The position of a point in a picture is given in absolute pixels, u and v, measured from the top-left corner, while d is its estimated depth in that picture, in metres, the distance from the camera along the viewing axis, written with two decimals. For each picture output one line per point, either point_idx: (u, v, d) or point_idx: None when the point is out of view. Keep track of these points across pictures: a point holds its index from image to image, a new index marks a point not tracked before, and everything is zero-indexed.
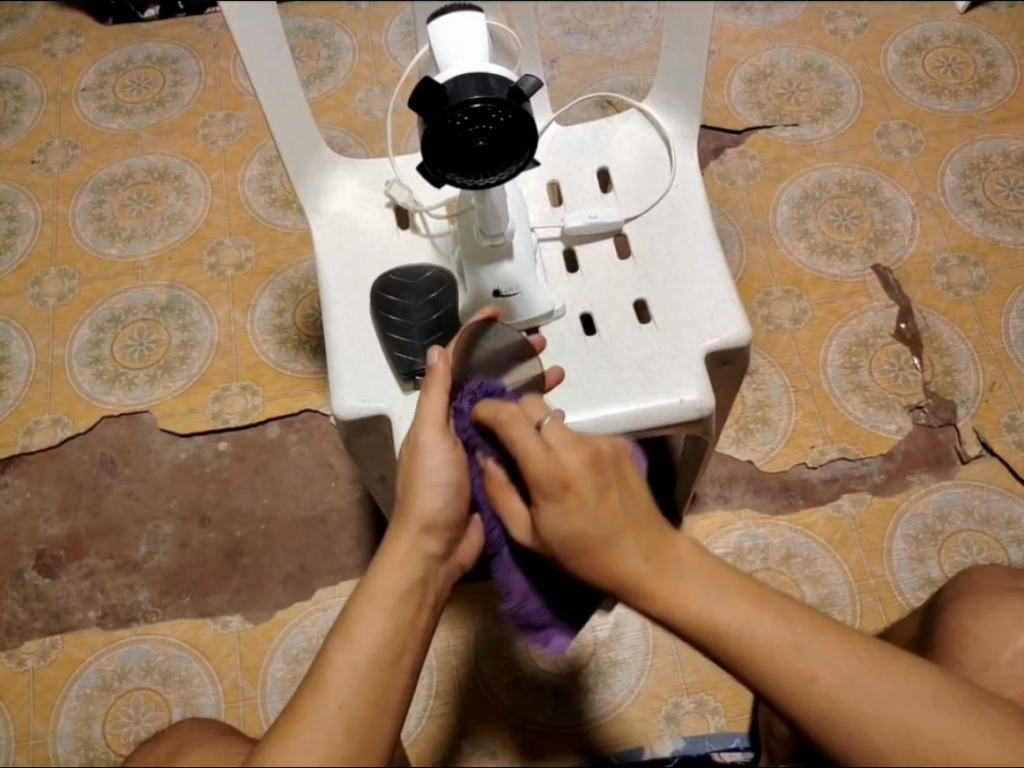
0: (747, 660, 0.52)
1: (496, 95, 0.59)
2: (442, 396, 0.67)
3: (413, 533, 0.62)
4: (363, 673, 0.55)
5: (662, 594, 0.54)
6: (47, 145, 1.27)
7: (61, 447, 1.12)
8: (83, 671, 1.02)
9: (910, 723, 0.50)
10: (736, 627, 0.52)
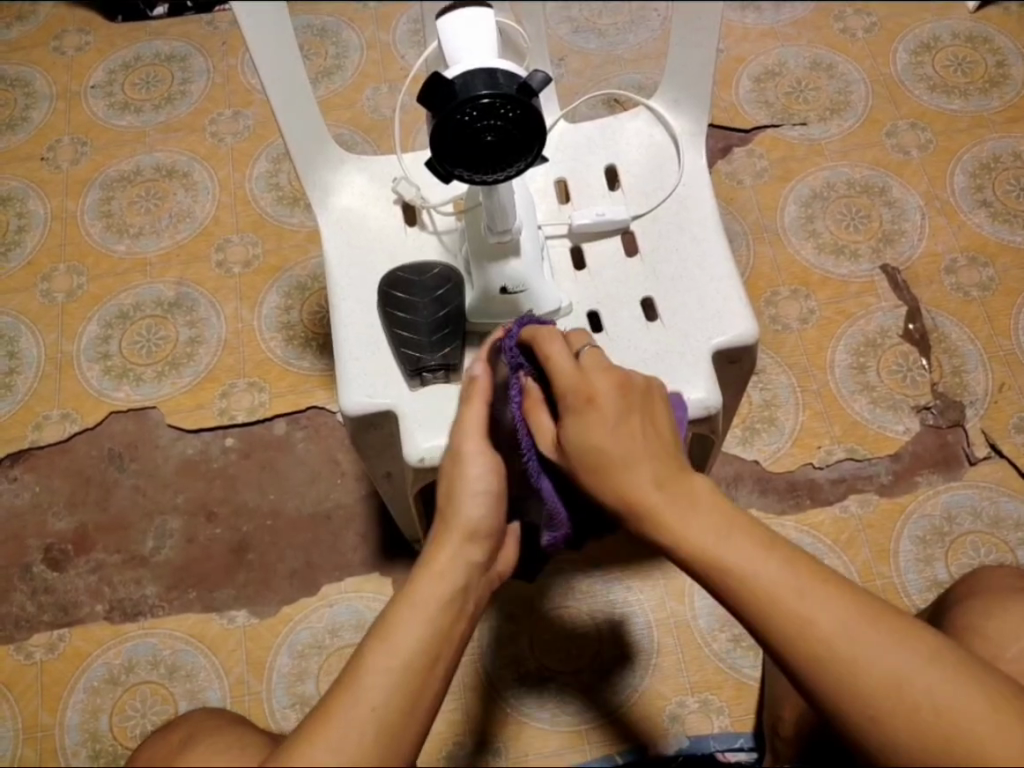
0: (743, 595, 0.54)
1: (506, 91, 0.59)
2: (484, 407, 0.68)
3: (452, 542, 0.63)
4: (397, 677, 0.56)
5: (664, 511, 0.56)
6: (56, 141, 1.27)
7: (70, 441, 1.12)
8: (90, 664, 1.02)
9: (900, 672, 0.51)
10: (739, 560, 0.54)
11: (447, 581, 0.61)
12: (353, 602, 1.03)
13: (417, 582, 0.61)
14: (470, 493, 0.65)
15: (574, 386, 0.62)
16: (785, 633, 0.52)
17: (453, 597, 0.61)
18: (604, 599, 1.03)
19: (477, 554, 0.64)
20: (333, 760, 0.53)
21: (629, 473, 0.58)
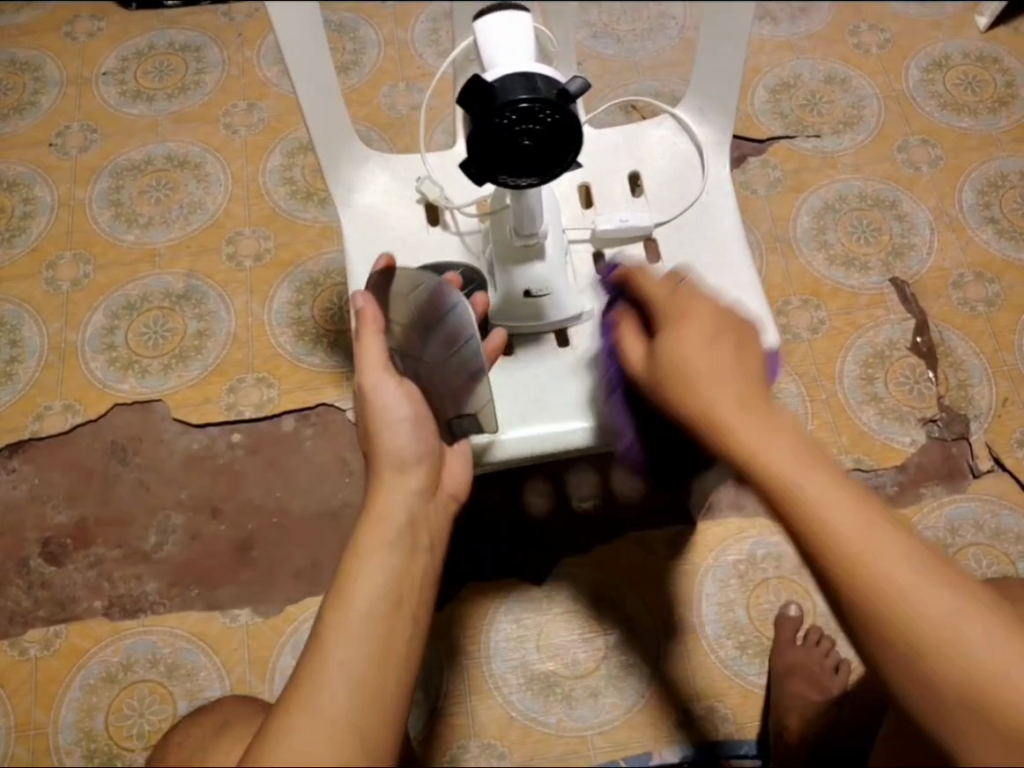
0: (849, 584, 0.54)
1: (545, 96, 0.58)
2: (381, 340, 0.66)
3: (394, 483, 0.63)
4: (369, 636, 0.56)
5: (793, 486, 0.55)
6: (65, 128, 1.25)
7: (72, 433, 1.11)
8: (87, 662, 1.01)
9: (949, 617, 0.53)
10: (864, 545, 0.54)
11: (390, 523, 0.61)
12: None
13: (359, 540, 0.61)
14: (392, 426, 0.65)
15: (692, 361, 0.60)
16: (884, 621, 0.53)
17: (399, 536, 0.61)
18: (612, 604, 1.03)
19: (416, 483, 0.64)
20: (311, 722, 0.53)
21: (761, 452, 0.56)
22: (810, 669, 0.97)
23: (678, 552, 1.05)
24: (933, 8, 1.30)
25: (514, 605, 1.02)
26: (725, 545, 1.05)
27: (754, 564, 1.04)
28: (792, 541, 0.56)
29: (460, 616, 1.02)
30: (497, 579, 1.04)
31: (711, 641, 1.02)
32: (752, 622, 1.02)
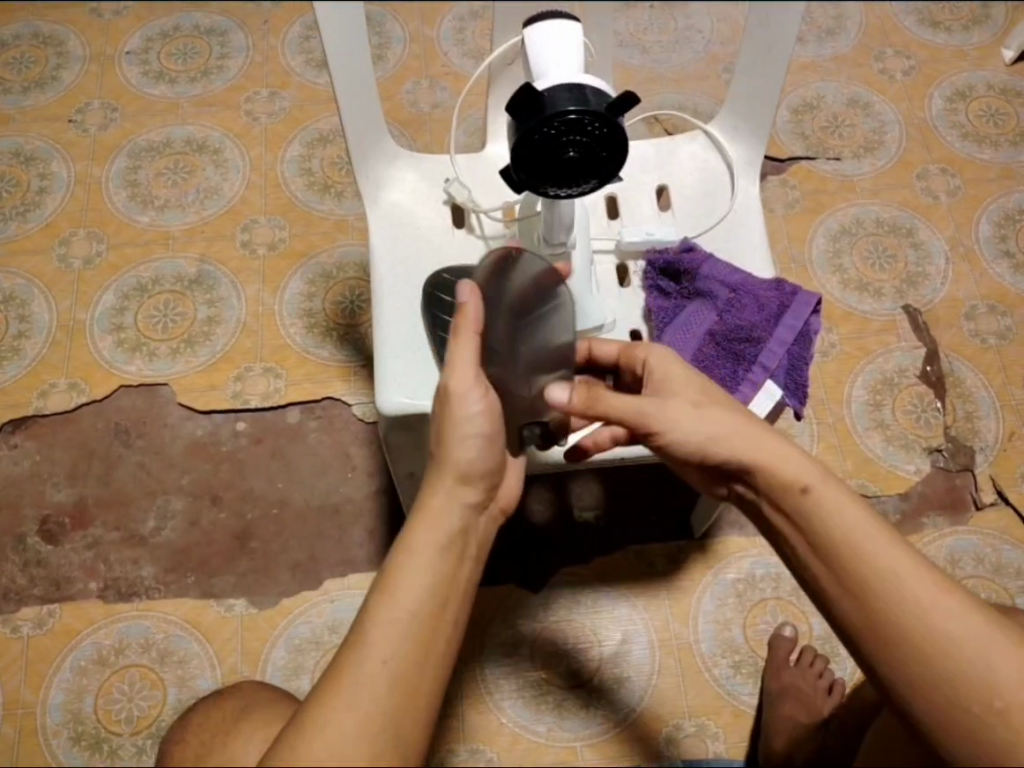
0: (900, 638, 0.59)
1: (594, 108, 0.58)
2: (473, 341, 0.63)
3: (446, 485, 0.63)
4: (406, 633, 0.58)
5: (846, 542, 0.61)
6: (86, 105, 1.25)
7: (75, 412, 1.10)
8: (79, 642, 1.01)
9: (921, 606, 0.59)
10: (925, 600, 0.59)
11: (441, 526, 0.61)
12: (355, 600, 1.02)
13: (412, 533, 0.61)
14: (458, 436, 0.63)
15: (725, 431, 0.65)
16: (937, 666, 0.59)
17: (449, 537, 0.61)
18: (607, 615, 1.03)
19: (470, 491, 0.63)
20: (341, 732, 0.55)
21: (808, 515, 0.62)
22: (804, 692, 0.96)
23: (677, 567, 1.05)
24: (959, 38, 1.31)
25: (511, 610, 1.03)
26: (725, 563, 1.05)
27: (753, 584, 1.04)
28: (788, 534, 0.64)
29: None
30: (496, 583, 1.04)
31: (705, 657, 1.02)
32: (748, 643, 1.02)
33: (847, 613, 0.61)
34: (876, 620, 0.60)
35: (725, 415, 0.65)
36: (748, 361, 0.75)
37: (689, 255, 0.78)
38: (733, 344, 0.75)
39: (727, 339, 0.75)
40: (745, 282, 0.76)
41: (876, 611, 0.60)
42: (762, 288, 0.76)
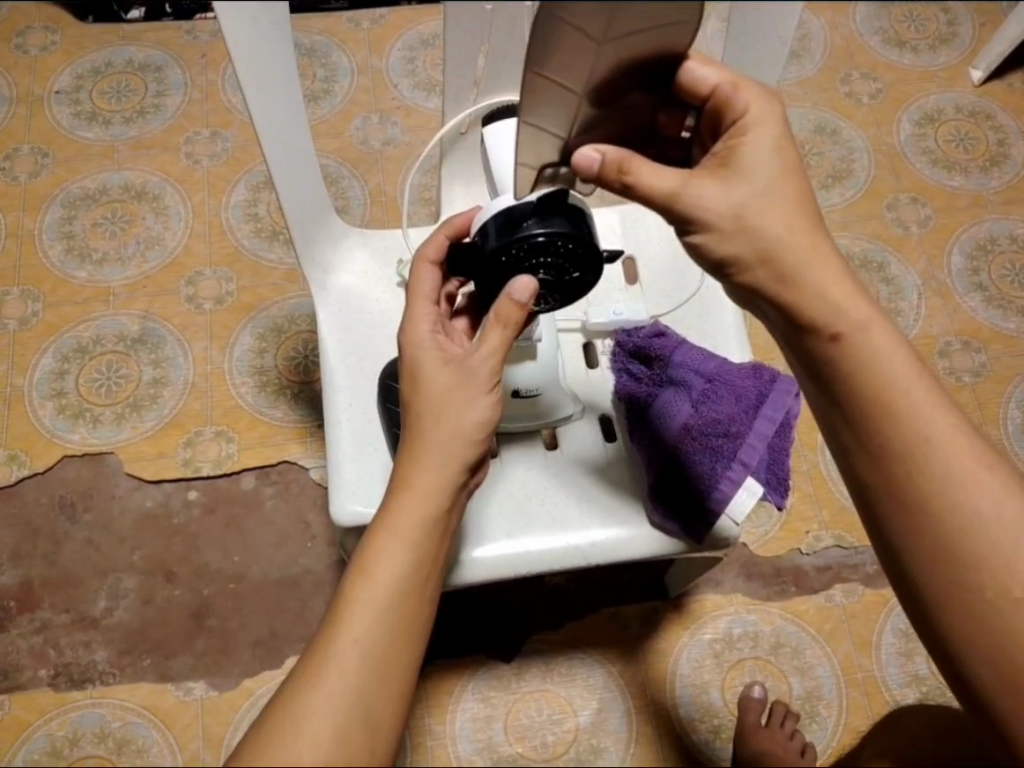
0: (986, 606, 0.59)
1: (561, 229, 0.58)
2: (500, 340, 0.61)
3: (391, 544, 0.57)
4: (337, 720, 0.53)
5: (955, 510, 0.59)
6: (14, 150, 1.17)
7: (16, 486, 1.04)
8: (31, 735, 0.96)
9: (928, 443, 0.58)
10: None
11: (384, 593, 0.56)
12: None
13: (349, 606, 0.56)
14: (426, 463, 0.59)
15: (830, 282, 0.57)
16: (998, 651, 0.59)
17: (390, 608, 0.56)
18: (582, 683, 1.01)
19: (425, 546, 0.58)
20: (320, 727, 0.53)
21: (848, 367, 0.58)
22: (779, 756, 0.93)
23: (652, 628, 1.02)
24: (926, 59, 1.27)
25: (484, 682, 1.00)
26: (702, 622, 1.03)
27: (730, 644, 1.02)
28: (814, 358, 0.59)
29: (427, 692, 0.99)
30: (468, 654, 1.01)
31: (684, 721, 1.00)
32: (727, 705, 1.01)
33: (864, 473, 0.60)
34: (956, 585, 0.59)
35: (862, 312, 0.58)
36: (727, 456, 0.74)
37: (661, 340, 0.78)
38: (711, 439, 0.75)
39: (705, 433, 0.75)
40: (720, 370, 0.76)
41: (966, 578, 0.59)
42: (737, 377, 0.76)
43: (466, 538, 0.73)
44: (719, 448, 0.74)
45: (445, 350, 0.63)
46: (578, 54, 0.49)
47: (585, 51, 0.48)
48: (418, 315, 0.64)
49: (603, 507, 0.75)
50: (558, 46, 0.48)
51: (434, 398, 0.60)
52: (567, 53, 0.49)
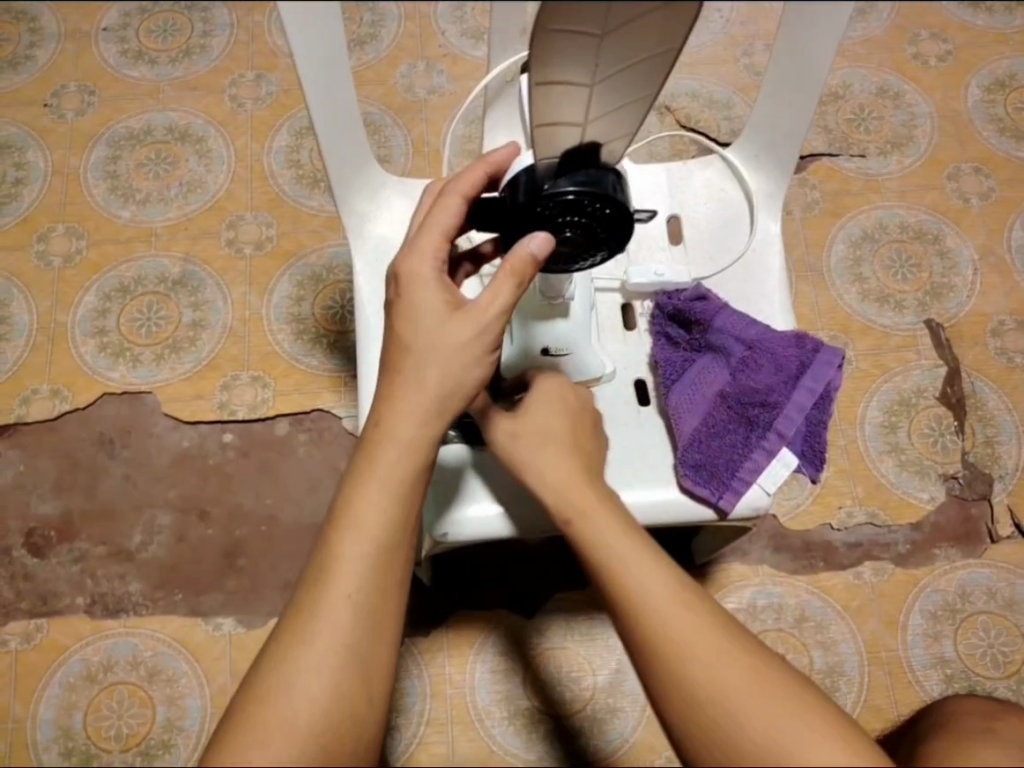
0: (707, 718, 0.52)
1: (590, 188, 0.56)
2: (513, 289, 0.59)
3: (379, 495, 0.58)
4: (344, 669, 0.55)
5: (644, 620, 0.55)
6: (62, 88, 1.17)
7: (58, 420, 1.07)
8: (67, 660, 1.00)
9: (619, 557, 0.57)
10: (745, 708, 0.52)
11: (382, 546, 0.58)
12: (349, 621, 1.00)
13: (341, 558, 0.57)
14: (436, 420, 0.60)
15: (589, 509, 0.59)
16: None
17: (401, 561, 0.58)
18: (602, 644, 1.01)
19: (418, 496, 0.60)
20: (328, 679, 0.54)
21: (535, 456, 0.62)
22: None
23: None
24: (1001, 20, 1.21)
25: (504, 638, 1.01)
26: (726, 591, 1.03)
27: (754, 615, 1.02)
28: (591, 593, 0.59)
29: (450, 643, 1.01)
30: (490, 607, 1.02)
31: None
32: None
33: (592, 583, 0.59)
34: (675, 699, 0.53)
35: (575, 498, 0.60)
36: (762, 427, 0.73)
37: (703, 305, 0.77)
38: (748, 409, 0.73)
39: (742, 401, 0.73)
40: (761, 337, 0.75)
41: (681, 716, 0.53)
42: (780, 346, 0.74)
43: (466, 495, 0.72)
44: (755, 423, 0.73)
45: (445, 295, 0.61)
46: (576, 50, 0.51)
47: (578, 45, 0.51)
48: (416, 261, 0.61)
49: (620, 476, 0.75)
50: (558, 48, 0.51)
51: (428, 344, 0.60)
52: (568, 54, 0.51)
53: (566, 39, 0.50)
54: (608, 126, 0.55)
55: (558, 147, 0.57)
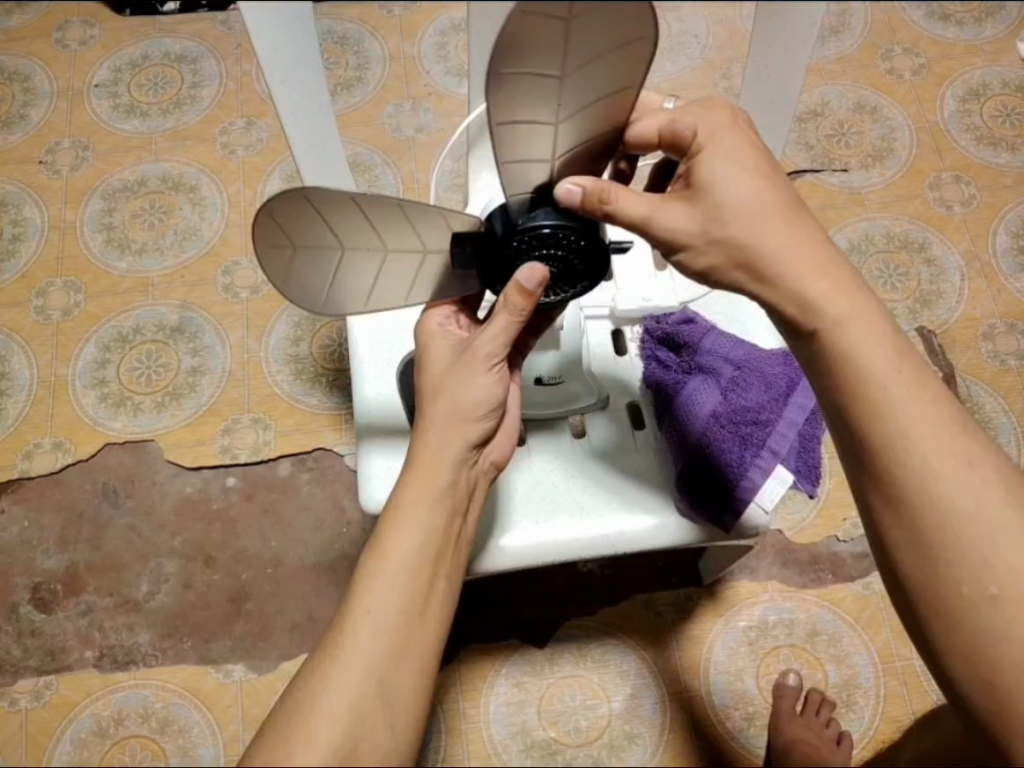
0: (924, 537, 0.57)
1: (567, 222, 0.57)
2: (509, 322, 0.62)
3: None
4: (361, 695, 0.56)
5: (891, 445, 0.57)
6: (55, 144, 1.18)
7: (60, 473, 1.07)
8: (78, 715, 0.99)
9: (868, 375, 0.57)
10: (1004, 570, 0.56)
11: (393, 567, 0.59)
12: None
13: None
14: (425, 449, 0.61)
15: (856, 334, 0.58)
16: (979, 642, 0.56)
17: (405, 588, 0.59)
18: (616, 671, 1.01)
19: (437, 524, 0.61)
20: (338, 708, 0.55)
21: (784, 255, 0.58)
22: (814, 745, 0.92)
23: (686, 616, 1.02)
24: (971, 32, 1.23)
25: (516, 670, 1.01)
26: (736, 610, 1.03)
27: (765, 631, 1.02)
28: (825, 379, 0.59)
29: (463, 676, 1.00)
30: (500, 640, 1.02)
31: (718, 709, 1.00)
32: (761, 693, 1.00)
33: (833, 383, 0.59)
34: (901, 518, 0.58)
35: (838, 307, 0.58)
36: (757, 444, 0.76)
37: (690, 328, 0.80)
38: (742, 426, 0.77)
39: (736, 419, 0.77)
40: (750, 357, 0.79)
41: (938, 567, 0.57)
42: (768, 364, 0.79)
43: (492, 528, 0.74)
44: (755, 434, 0.77)
45: (451, 338, 0.68)
46: (352, 275, 0.59)
47: (349, 278, 0.59)
48: (442, 312, 0.69)
49: (621, 498, 0.76)
50: (343, 286, 0.60)
51: (434, 378, 0.66)
52: (351, 278, 0.59)
53: (381, 226, 0.56)
54: (429, 236, 0.59)
55: (430, 270, 0.62)
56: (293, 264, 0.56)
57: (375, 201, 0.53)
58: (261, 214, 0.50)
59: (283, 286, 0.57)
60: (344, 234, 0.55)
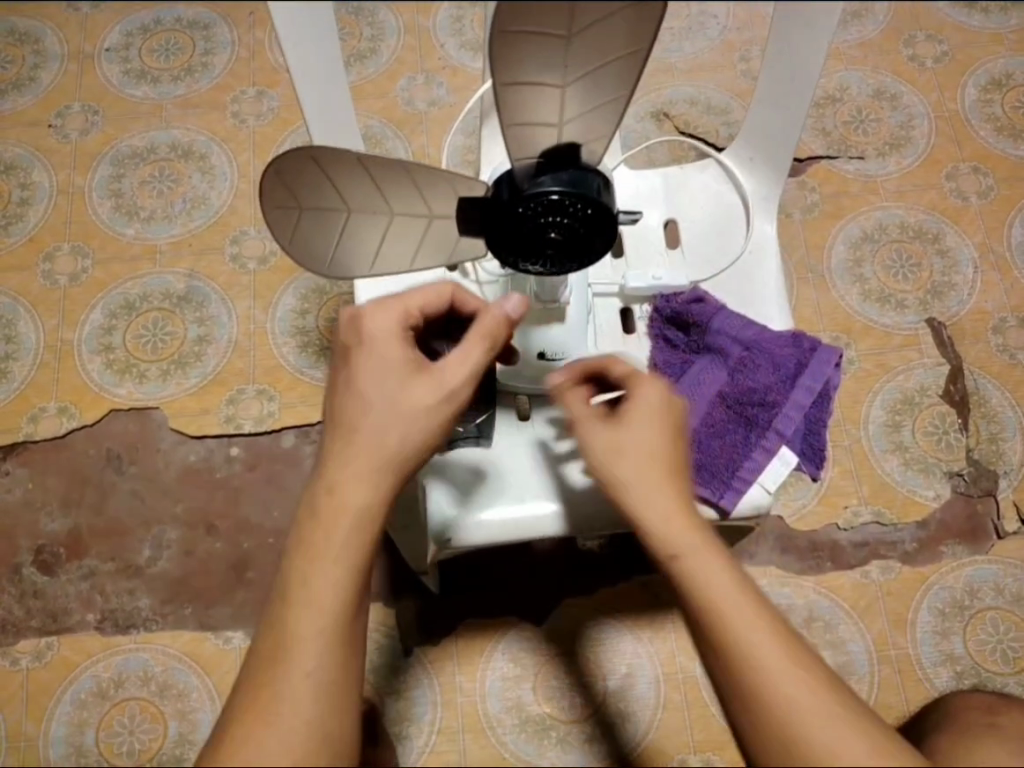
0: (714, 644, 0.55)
1: (574, 190, 0.55)
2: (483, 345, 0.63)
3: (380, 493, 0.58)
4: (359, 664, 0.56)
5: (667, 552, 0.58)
6: (65, 108, 1.19)
7: (65, 438, 1.07)
8: (78, 676, 1.00)
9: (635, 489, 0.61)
10: (779, 665, 0.53)
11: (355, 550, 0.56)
12: None
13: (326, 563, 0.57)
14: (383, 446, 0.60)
15: (629, 444, 0.62)
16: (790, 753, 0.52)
17: None
18: (612, 650, 1.01)
19: None
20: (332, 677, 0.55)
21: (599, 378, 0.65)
22: None
23: None
24: (995, 20, 1.21)
25: (514, 645, 1.01)
26: None
27: None
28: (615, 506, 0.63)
29: (460, 650, 1.01)
30: (497, 616, 1.02)
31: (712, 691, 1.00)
32: None
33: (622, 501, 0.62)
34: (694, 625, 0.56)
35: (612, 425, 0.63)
36: (763, 425, 0.78)
37: (700, 306, 0.81)
38: (747, 408, 0.78)
39: (741, 401, 0.79)
40: (759, 338, 0.79)
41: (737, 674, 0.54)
42: (775, 346, 0.79)
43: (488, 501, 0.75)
44: (759, 418, 0.78)
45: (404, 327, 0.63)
46: (360, 237, 0.61)
47: (357, 241, 0.61)
48: (441, 289, 0.67)
49: None
50: (354, 248, 0.61)
51: (387, 371, 0.61)
52: (360, 240, 0.61)
53: (387, 187, 0.57)
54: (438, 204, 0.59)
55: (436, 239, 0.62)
56: (300, 223, 0.59)
57: (378, 161, 0.55)
58: (265, 170, 0.54)
59: (292, 241, 0.60)
60: (351, 194, 0.57)
